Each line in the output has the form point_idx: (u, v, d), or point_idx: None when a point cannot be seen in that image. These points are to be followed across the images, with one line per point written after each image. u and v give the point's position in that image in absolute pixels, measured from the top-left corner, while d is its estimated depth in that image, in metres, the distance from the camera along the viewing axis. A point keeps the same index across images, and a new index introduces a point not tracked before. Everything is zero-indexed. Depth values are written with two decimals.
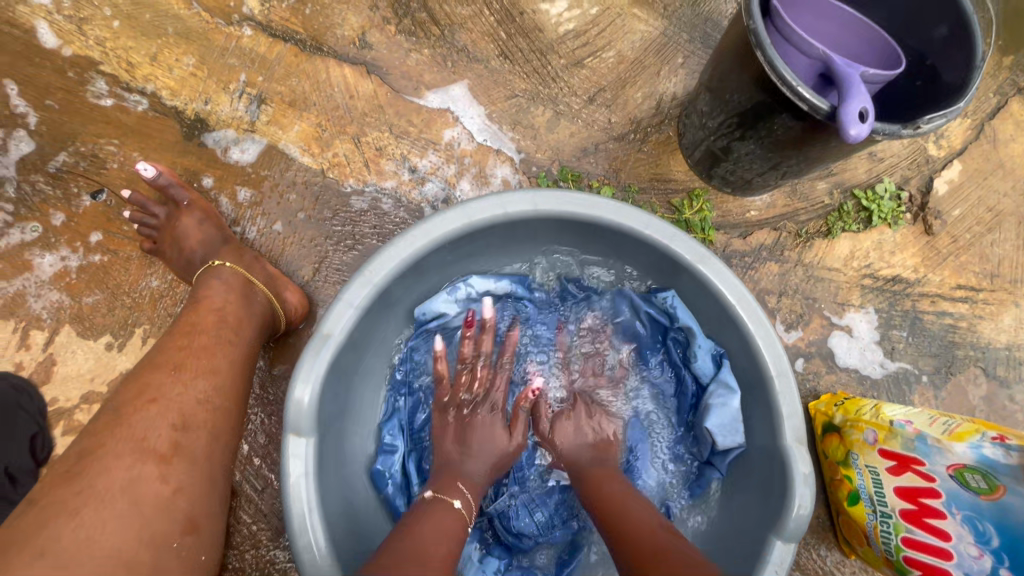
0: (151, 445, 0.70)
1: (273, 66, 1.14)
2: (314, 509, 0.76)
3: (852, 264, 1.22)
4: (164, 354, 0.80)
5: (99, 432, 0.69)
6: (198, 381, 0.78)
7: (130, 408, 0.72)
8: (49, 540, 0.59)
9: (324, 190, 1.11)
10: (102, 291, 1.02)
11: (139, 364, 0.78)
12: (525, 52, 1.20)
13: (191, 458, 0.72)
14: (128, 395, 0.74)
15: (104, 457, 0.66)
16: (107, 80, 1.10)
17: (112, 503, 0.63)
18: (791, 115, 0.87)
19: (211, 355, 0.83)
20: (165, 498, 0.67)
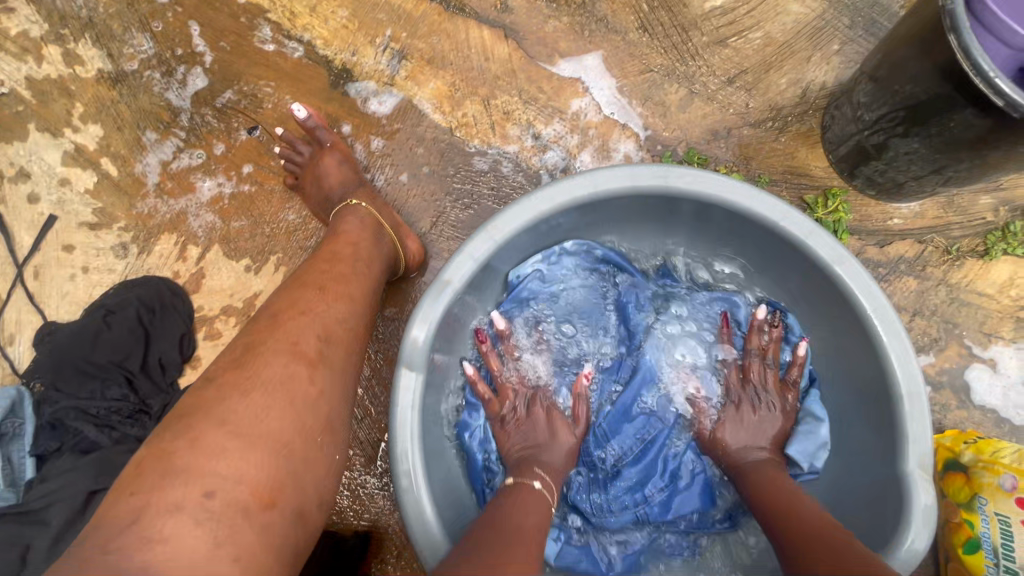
0: (301, 348, 0.72)
1: (418, 24, 1.18)
2: (416, 442, 0.81)
3: (1009, 293, 1.08)
4: (310, 275, 0.85)
5: (260, 332, 0.73)
6: (338, 304, 0.81)
7: (284, 316, 0.76)
8: (226, 414, 0.62)
9: (449, 148, 1.15)
10: (247, 219, 1.13)
11: (293, 281, 0.84)
12: (667, 27, 1.15)
13: (333, 368, 0.74)
14: (282, 305, 0.78)
15: (264, 352, 0.69)
16: (271, 27, 1.19)
17: (272, 391, 0.66)
18: (976, 110, 0.77)
19: (349, 282, 0.86)
20: (312, 399, 0.68)
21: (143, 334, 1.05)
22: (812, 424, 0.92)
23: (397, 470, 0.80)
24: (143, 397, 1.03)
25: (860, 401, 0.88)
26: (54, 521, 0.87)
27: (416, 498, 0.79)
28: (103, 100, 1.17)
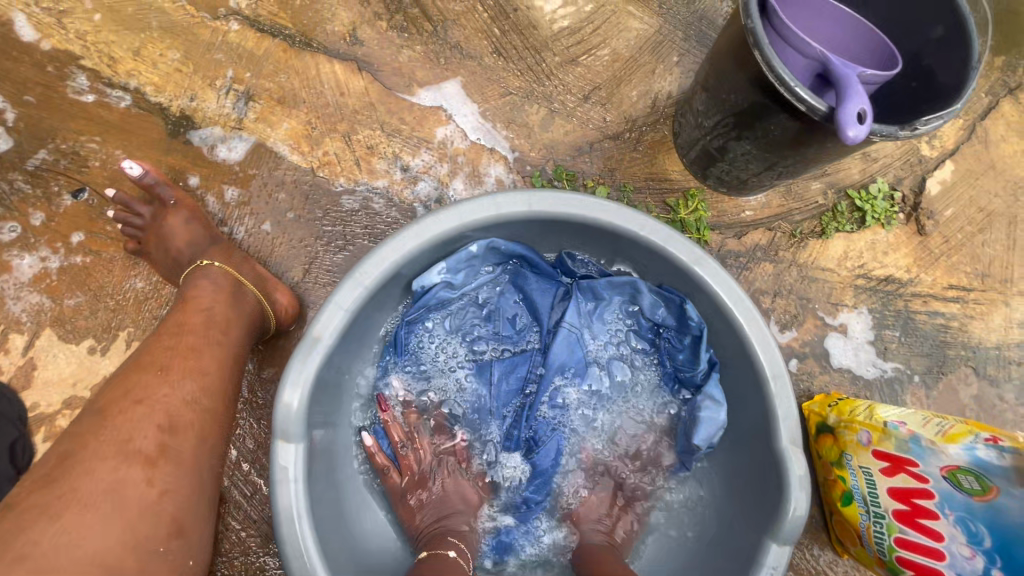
0: (136, 447, 0.71)
1: (262, 62, 1.11)
2: (307, 516, 0.75)
3: (846, 264, 1.22)
4: (152, 354, 0.82)
5: (86, 437, 0.71)
6: (185, 382, 0.80)
7: (117, 410, 0.74)
8: (29, 544, 0.60)
9: (314, 190, 1.09)
10: (83, 294, 0.99)
11: (128, 366, 0.80)
12: (519, 49, 1.18)
13: (175, 461, 0.74)
14: (115, 397, 0.76)
15: (87, 460, 0.68)
16: (87, 75, 1.06)
17: (96, 506, 0.65)
18: (788, 115, 0.86)
19: (198, 356, 0.84)
20: (149, 502, 0.68)
21: None
22: (711, 411, 0.95)
23: (290, 551, 0.73)
24: None
25: (733, 384, 0.95)
26: None
27: (318, 574, 0.73)
28: None
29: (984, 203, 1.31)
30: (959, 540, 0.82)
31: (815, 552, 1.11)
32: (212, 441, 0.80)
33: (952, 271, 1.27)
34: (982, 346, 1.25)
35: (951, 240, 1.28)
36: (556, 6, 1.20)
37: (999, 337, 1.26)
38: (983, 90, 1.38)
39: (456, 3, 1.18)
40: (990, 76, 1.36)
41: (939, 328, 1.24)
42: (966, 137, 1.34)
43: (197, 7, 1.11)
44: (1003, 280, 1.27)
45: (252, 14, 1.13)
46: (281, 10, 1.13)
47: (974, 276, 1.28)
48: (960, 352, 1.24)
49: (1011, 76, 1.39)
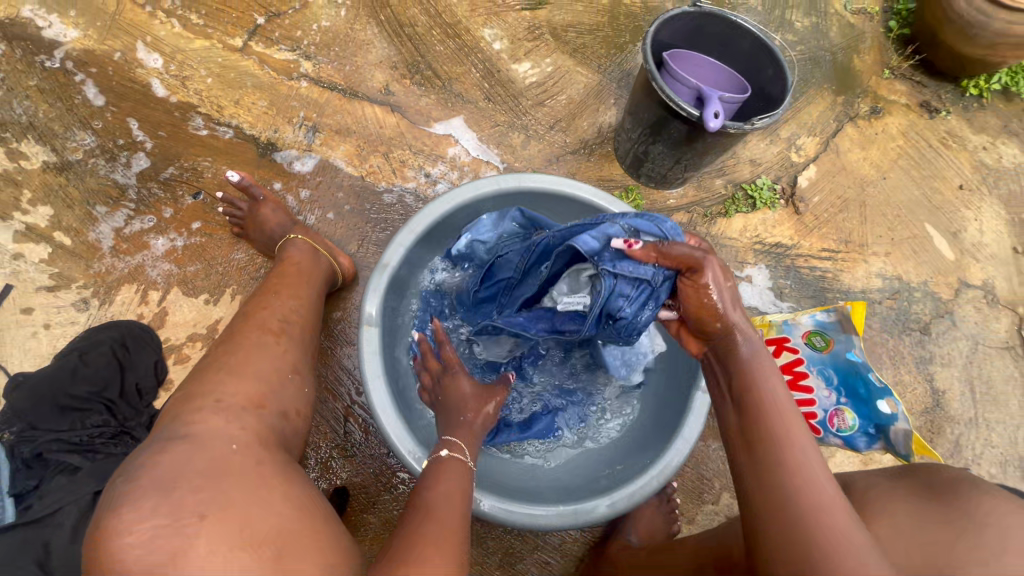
0: (268, 326, 1.07)
1: (324, 107, 1.58)
2: (382, 383, 1.10)
3: (746, 235, 1.70)
4: (267, 287, 1.21)
5: (239, 324, 1.07)
6: (290, 301, 1.18)
7: (253, 311, 1.12)
8: (223, 363, 0.94)
9: (363, 190, 1.52)
10: (201, 262, 1.38)
11: (255, 292, 1.19)
12: (503, 96, 1.70)
13: (292, 338, 1.09)
14: (251, 306, 1.13)
15: (242, 331, 1.04)
16: (202, 118, 1.51)
17: (251, 350, 1.00)
18: (679, 121, 1.36)
19: (297, 288, 1.23)
20: (281, 353, 1.03)
21: (118, 365, 1.23)
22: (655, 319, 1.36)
23: (373, 404, 1.09)
24: (123, 420, 1.19)
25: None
26: (69, 519, 1.01)
27: (391, 418, 1.09)
28: (52, 185, 1.39)
29: (840, 192, 1.83)
30: (821, 385, 1.22)
31: None
32: (310, 333, 1.16)
33: (824, 238, 1.76)
34: (850, 290, 1.72)
35: (819, 217, 1.78)
36: (527, 68, 1.74)
37: (861, 284, 1.74)
38: (831, 118, 1.95)
39: (458, 67, 1.70)
40: (834, 108, 1.94)
41: (818, 278, 1.71)
42: (823, 149, 1.88)
43: (278, 73, 1.60)
44: (859, 244, 1.77)
45: (316, 76, 1.62)
46: (336, 74, 1.63)
47: (839, 242, 1.77)
48: (835, 295, 1.70)
49: (849, 108, 1.97)
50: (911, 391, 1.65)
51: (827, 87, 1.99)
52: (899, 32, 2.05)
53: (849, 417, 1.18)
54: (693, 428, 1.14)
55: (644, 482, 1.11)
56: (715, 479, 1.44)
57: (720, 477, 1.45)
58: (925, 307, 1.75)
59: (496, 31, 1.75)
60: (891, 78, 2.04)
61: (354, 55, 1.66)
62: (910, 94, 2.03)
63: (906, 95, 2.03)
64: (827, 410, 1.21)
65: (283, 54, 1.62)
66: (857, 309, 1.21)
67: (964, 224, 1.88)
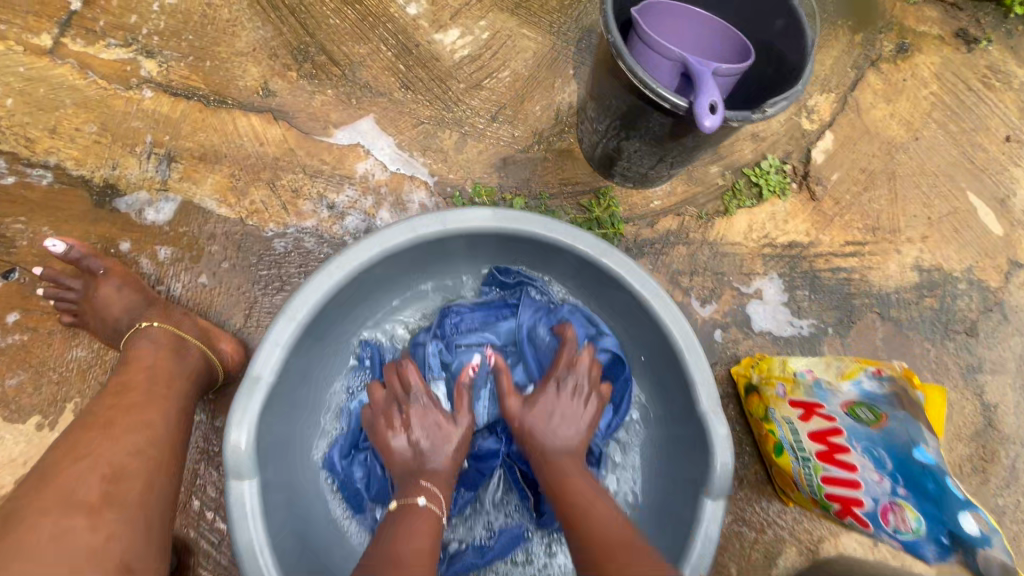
0: (80, 498, 0.74)
1: (179, 124, 1.16)
2: (266, 549, 0.79)
3: (752, 236, 1.34)
4: (95, 415, 0.85)
5: (37, 490, 0.74)
6: (129, 436, 0.83)
7: (61, 465, 0.77)
8: None
9: (245, 238, 1.14)
10: (26, 371, 1.02)
11: (76, 423, 0.83)
12: (426, 81, 1.27)
13: (124, 504, 0.77)
14: (57, 458, 0.78)
15: (33, 513, 0.71)
16: (6, 159, 1.10)
17: (40, 555, 0.68)
18: (660, 113, 0.97)
19: (142, 409, 0.88)
20: (95, 546, 0.71)
21: None
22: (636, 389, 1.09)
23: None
24: None
25: (651, 363, 1.06)
26: None
27: None
28: None
29: (865, 164, 1.46)
30: (868, 467, 0.93)
31: (763, 504, 1.21)
32: (168, 477, 0.84)
33: (847, 228, 1.41)
34: (882, 292, 1.39)
35: (840, 202, 1.42)
36: (455, 37, 1.30)
37: (895, 282, 1.40)
38: (849, 65, 1.54)
39: (361, 46, 1.26)
40: (853, 52, 1.53)
41: (843, 281, 1.37)
42: (841, 108, 1.49)
43: (109, 80, 1.16)
44: (891, 231, 1.42)
45: (164, 80, 1.18)
46: (192, 73, 1.19)
47: (865, 231, 1.42)
48: (864, 301, 1.37)
49: (871, 48, 1.56)
50: (957, 410, 1.37)
51: (843, 24, 1.56)
52: None
53: (911, 516, 0.88)
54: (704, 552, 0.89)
55: None
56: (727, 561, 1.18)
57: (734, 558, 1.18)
58: (970, 301, 1.43)
59: None
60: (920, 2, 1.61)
61: (216, 43, 1.22)
62: (945, 22, 1.61)
63: (940, 23, 1.61)
64: (876, 500, 0.93)
65: (112, 52, 1.17)
66: (931, 395, 0.93)
67: (1016, 187, 1.53)
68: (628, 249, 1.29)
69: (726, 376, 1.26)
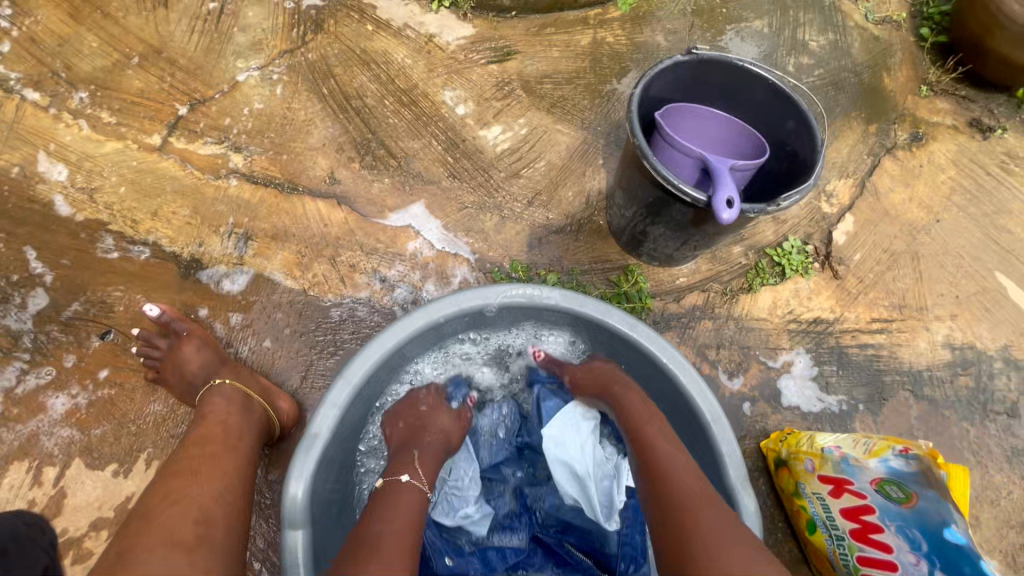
0: (179, 536, 0.76)
1: (257, 208, 1.34)
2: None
3: (776, 313, 1.39)
4: (179, 463, 0.89)
5: (133, 532, 0.76)
6: (213, 484, 0.87)
7: (156, 509, 0.79)
8: None
9: (306, 307, 1.27)
10: (109, 422, 1.13)
11: (162, 474, 0.87)
12: (470, 170, 1.43)
13: (213, 548, 0.78)
14: (153, 500, 0.81)
15: (137, 551, 0.72)
16: (113, 237, 1.28)
17: None
18: (682, 204, 1.08)
19: (221, 460, 0.93)
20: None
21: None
22: None
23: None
24: None
25: (677, 434, 1.12)
26: None
27: None
28: None
29: (887, 245, 1.52)
30: (904, 548, 0.91)
31: None
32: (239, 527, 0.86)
33: (872, 306, 1.44)
34: (914, 369, 1.40)
35: (864, 280, 1.47)
36: (497, 133, 1.47)
37: (926, 359, 1.41)
38: (865, 153, 1.64)
39: (415, 142, 1.44)
40: (867, 141, 1.64)
41: (872, 357, 1.39)
42: (859, 193, 1.58)
43: (204, 171, 1.37)
44: (918, 309, 1.45)
45: (248, 170, 1.38)
46: (272, 165, 1.39)
47: (892, 308, 1.45)
48: (896, 378, 1.38)
49: (886, 137, 1.67)
50: (1006, 496, 1.32)
51: (855, 116, 1.68)
52: (935, 41, 1.76)
53: None
54: None
55: None
56: None
57: None
58: (1009, 381, 1.41)
59: (458, 93, 1.50)
60: (930, 95, 1.72)
61: (293, 139, 1.42)
62: (955, 113, 1.71)
63: (950, 114, 1.71)
64: None
65: (208, 148, 1.39)
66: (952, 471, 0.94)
67: None
68: (655, 322, 1.36)
69: (756, 449, 1.27)
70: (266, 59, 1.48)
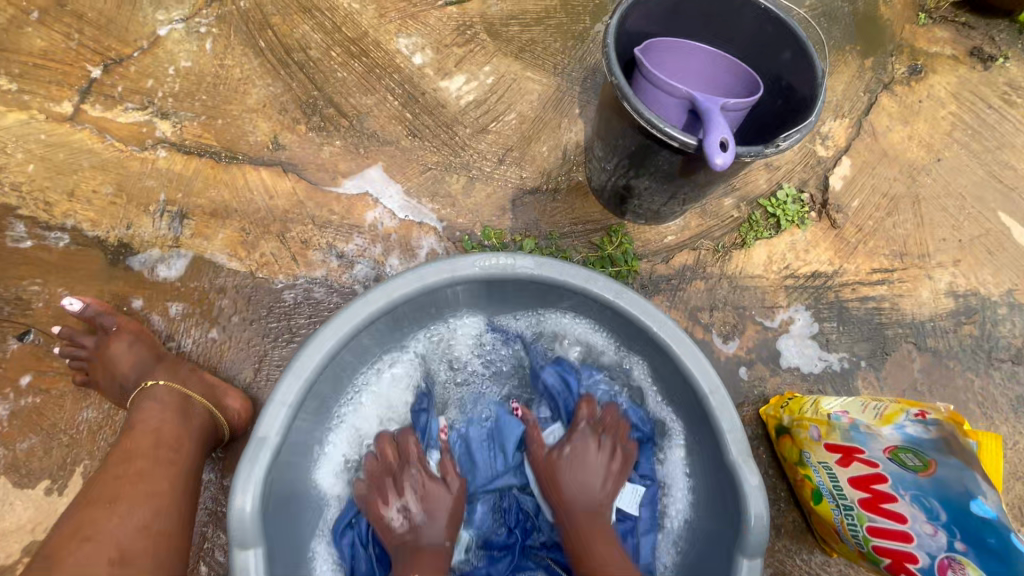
0: None
1: (191, 182, 1.18)
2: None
3: (772, 269, 1.29)
4: (100, 485, 0.80)
5: None
6: (135, 511, 0.78)
7: (65, 550, 0.72)
8: None
9: (255, 291, 1.13)
10: (36, 434, 1.00)
11: (77, 503, 0.78)
12: (432, 128, 1.28)
13: None
14: (63, 539, 0.74)
15: None
16: (25, 223, 1.12)
17: None
18: (668, 151, 0.96)
19: (151, 479, 0.83)
20: None
21: None
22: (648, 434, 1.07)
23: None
24: None
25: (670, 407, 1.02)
26: None
27: None
28: None
29: (886, 189, 1.41)
30: (920, 519, 0.84)
31: (806, 555, 1.11)
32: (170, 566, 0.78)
33: (872, 255, 1.35)
34: (916, 320, 1.32)
35: (863, 228, 1.37)
36: (460, 84, 1.31)
37: (929, 309, 1.33)
38: (862, 89, 1.51)
39: (367, 97, 1.28)
40: (864, 76, 1.51)
41: (873, 311, 1.31)
42: (856, 133, 1.46)
43: (126, 142, 1.20)
44: (920, 257, 1.36)
45: (177, 139, 1.21)
46: (205, 131, 1.22)
47: (893, 257, 1.36)
48: (898, 331, 1.30)
49: (884, 71, 1.54)
50: (1012, 446, 1.27)
51: (850, 49, 1.54)
52: None
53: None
54: None
55: None
56: None
57: None
58: (1013, 328, 1.34)
59: (414, 40, 1.33)
60: (930, 23, 1.59)
61: (228, 101, 1.25)
62: (956, 41, 1.59)
63: (951, 43, 1.58)
64: (931, 555, 0.83)
65: (129, 115, 1.21)
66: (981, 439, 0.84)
67: None
68: (643, 286, 1.25)
69: (755, 416, 1.19)
70: (191, 9, 1.28)
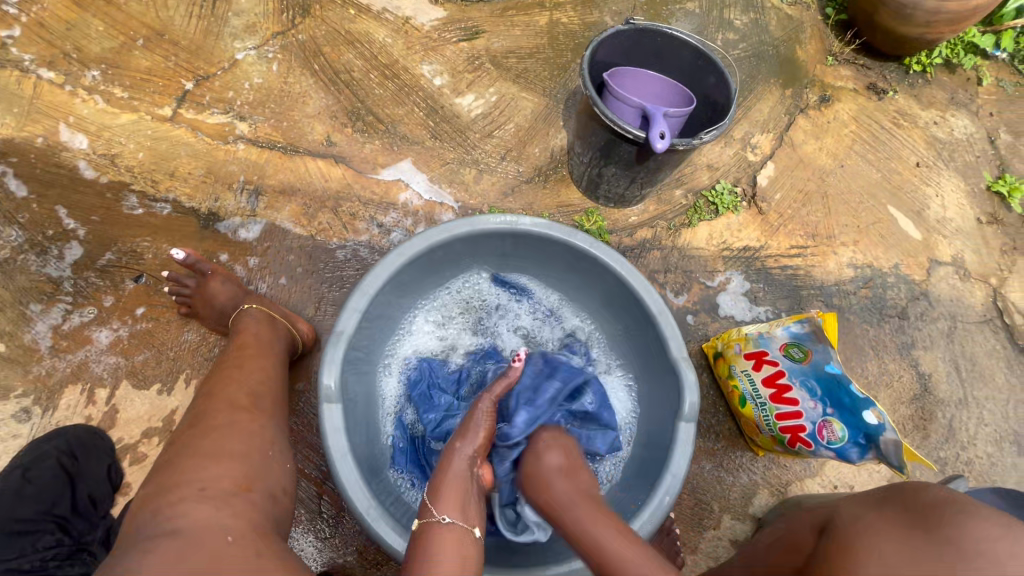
0: (237, 401, 1.00)
1: (264, 169, 1.52)
2: (361, 483, 1.04)
3: (712, 243, 1.67)
4: (227, 360, 1.12)
5: (203, 403, 1.00)
6: (256, 372, 1.10)
7: (216, 387, 1.03)
8: (194, 447, 0.89)
9: (315, 250, 1.47)
10: (150, 349, 1.31)
11: (213, 369, 1.10)
12: (450, 133, 1.66)
13: (264, 410, 1.02)
14: (212, 384, 1.04)
15: (210, 410, 0.97)
16: (136, 196, 1.44)
17: (226, 428, 0.94)
18: (627, 144, 1.34)
19: (260, 358, 1.15)
20: (256, 427, 0.97)
21: (67, 476, 1.18)
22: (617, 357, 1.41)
23: (358, 509, 1.02)
24: (77, 537, 1.17)
25: (631, 333, 1.37)
26: None
27: (362, 497, 1.03)
28: None
29: (801, 186, 1.82)
30: (806, 397, 1.20)
31: (738, 453, 1.46)
32: (282, 411, 1.07)
33: (790, 235, 1.74)
34: (824, 284, 1.70)
35: (784, 215, 1.76)
36: (471, 101, 1.70)
37: (834, 277, 1.72)
38: (783, 112, 1.93)
39: (399, 109, 1.65)
40: (784, 102, 1.93)
41: (791, 276, 1.69)
42: (778, 145, 1.87)
43: (213, 138, 1.54)
44: (827, 237, 1.75)
45: (253, 136, 1.56)
46: (274, 131, 1.57)
47: (806, 237, 1.75)
48: (810, 292, 1.68)
49: (800, 99, 1.97)
50: (897, 380, 1.64)
51: (774, 81, 1.98)
52: (838, 18, 2.07)
53: (838, 428, 1.15)
54: (681, 465, 1.14)
55: (659, 498, 1.11)
56: (711, 500, 1.42)
57: (718, 499, 1.42)
58: (900, 292, 1.73)
59: (435, 67, 1.71)
60: (835, 64, 2.04)
61: (291, 109, 1.61)
62: (855, 78, 2.03)
63: (852, 79, 2.03)
64: (814, 421, 1.19)
65: (215, 118, 1.56)
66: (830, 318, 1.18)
67: (927, 201, 1.88)
68: None
69: (699, 351, 1.55)
70: (261, 40, 1.65)
